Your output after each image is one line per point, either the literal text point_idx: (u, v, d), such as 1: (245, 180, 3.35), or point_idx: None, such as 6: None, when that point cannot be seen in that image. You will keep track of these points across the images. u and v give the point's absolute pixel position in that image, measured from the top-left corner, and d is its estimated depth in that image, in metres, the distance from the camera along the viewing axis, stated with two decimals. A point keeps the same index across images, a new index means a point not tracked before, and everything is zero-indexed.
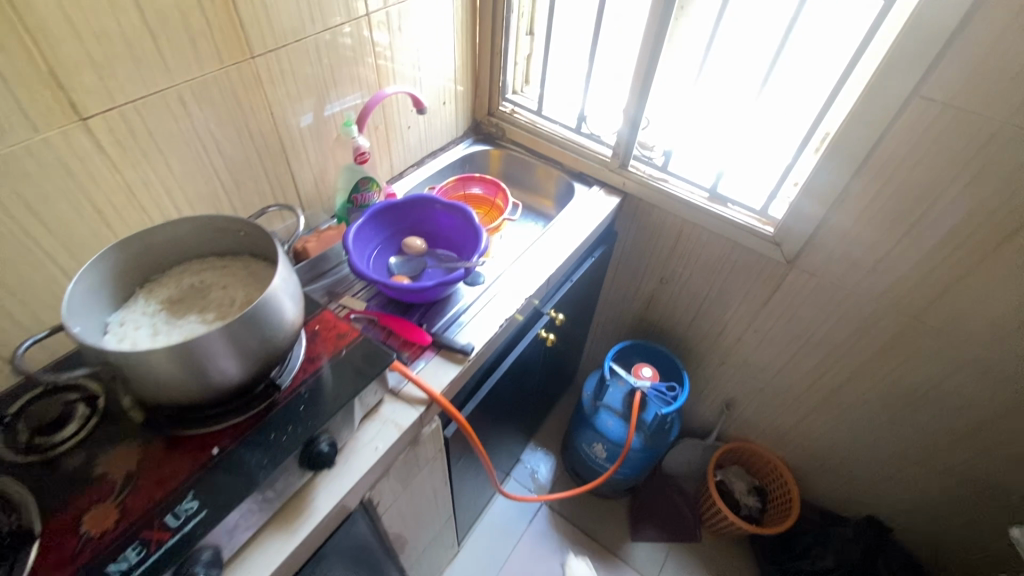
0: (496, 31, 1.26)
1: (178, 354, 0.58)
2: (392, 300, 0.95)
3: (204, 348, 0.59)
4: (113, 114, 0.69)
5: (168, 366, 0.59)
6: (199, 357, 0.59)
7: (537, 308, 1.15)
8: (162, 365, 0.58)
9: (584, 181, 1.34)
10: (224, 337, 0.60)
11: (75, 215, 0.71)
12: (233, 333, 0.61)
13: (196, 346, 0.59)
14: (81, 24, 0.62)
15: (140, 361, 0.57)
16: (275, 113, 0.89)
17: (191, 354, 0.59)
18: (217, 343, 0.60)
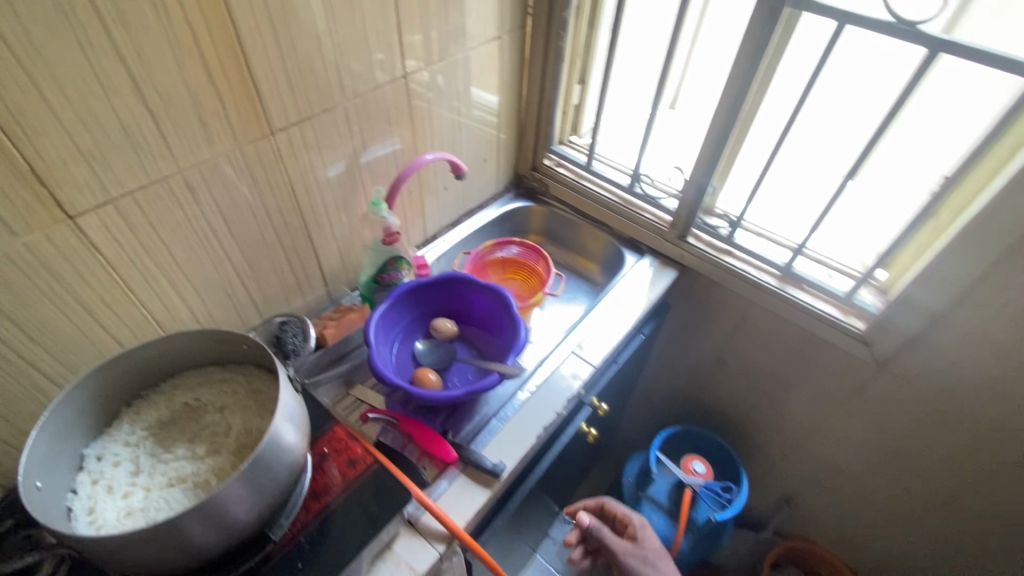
0: (545, 84, 1.15)
1: (150, 537, 0.47)
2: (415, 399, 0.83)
3: (180, 527, 0.49)
4: (107, 209, 0.60)
5: (138, 548, 0.48)
6: (174, 537, 0.49)
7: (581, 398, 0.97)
8: (131, 549, 0.48)
9: (636, 248, 1.20)
10: (207, 507, 0.50)
11: (64, 320, 0.62)
12: (217, 502, 0.51)
13: (171, 527, 0.48)
14: (70, 115, 0.53)
15: (104, 544, 0.47)
16: (297, 189, 0.80)
17: (165, 535, 0.48)
18: (196, 519, 0.49)
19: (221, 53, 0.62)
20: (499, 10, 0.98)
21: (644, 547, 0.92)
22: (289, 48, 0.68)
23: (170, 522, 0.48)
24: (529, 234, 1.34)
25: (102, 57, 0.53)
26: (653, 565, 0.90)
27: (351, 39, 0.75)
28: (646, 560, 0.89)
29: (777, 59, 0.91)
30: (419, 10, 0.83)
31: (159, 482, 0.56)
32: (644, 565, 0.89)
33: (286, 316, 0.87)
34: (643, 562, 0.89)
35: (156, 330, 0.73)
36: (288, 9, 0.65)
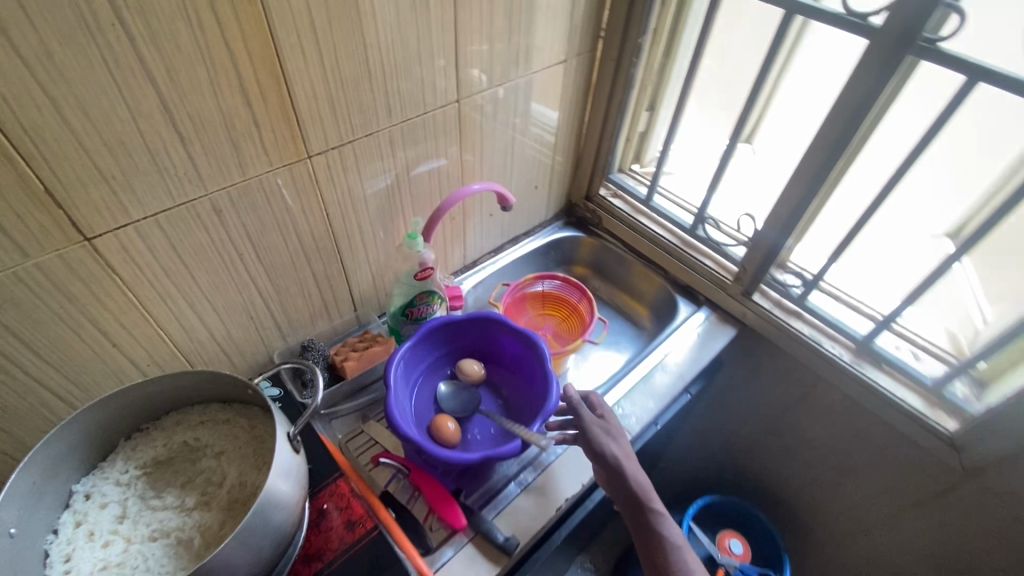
0: (611, 112, 1.06)
1: None
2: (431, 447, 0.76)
3: None
4: (127, 232, 0.57)
5: None
6: None
7: None
8: None
9: (692, 298, 1.10)
10: None
11: (75, 340, 0.60)
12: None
13: None
14: (92, 136, 0.50)
15: None
16: (332, 213, 0.75)
17: None
18: None
19: (261, 74, 0.57)
20: (569, 32, 0.91)
21: (609, 423, 0.75)
22: (335, 70, 0.63)
23: None
24: (576, 266, 1.26)
25: (130, 77, 0.49)
26: (614, 435, 0.73)
27: (404, 62, 0.69)
28: (609, 433, 0.73)
29: (886, 110, 0.78)
30: (481, 32, 0.76)
31: (142, 534, 0.52)
32: (608, 437, 0.72)
33: (307, 340, 0.84)
34: (606, 432, 0.73)
35: (173, 351, 0.69)
36: (337, 30, 0.60)
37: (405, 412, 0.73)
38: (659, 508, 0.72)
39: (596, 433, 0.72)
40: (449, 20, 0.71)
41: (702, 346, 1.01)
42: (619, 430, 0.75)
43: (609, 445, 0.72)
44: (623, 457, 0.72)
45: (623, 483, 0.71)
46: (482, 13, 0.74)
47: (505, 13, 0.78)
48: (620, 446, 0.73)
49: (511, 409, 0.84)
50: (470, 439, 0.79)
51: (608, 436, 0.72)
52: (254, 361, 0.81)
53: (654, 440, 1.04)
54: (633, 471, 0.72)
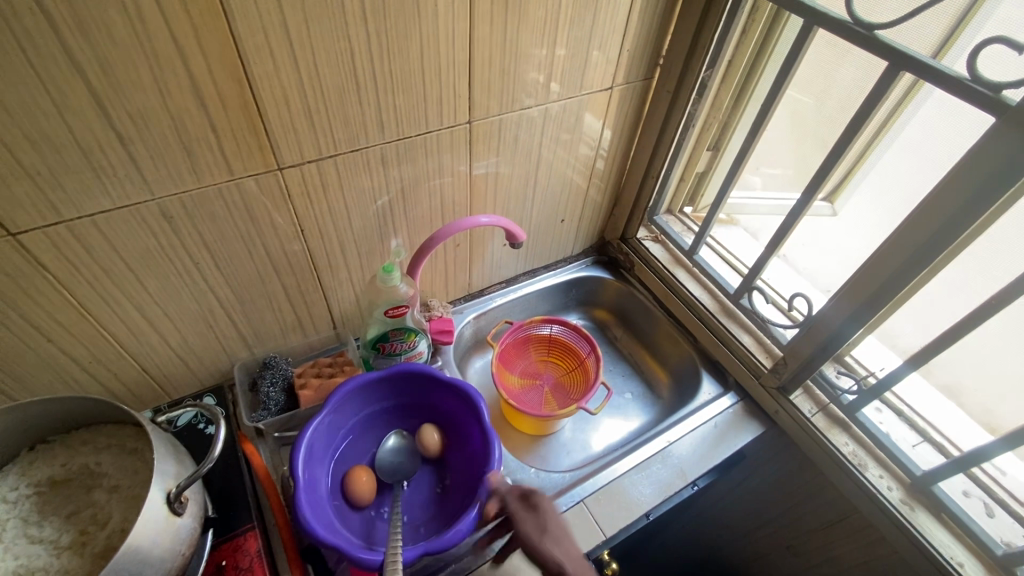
0: (661, 149, 0.92)
1: None
2: (341, 499, 0.69)
3: None
4: (61, 230, 0.52)
5: None
6: None
7: (582, 555, 0.72)
8: None
9: (720, 376, 0.94)
10: None
11: (4, 333, 0.56)
12: None
13: None
14: (12, 127, 0.44)
15: None
16: (308, 229, 0.68)
17: None
18: None
19: (220, 76, 0.50)
20: (620, 56, 0.78)
21: (547, 520, 0.61)
22: (314, 79, 0.55)
23: None
24: (598, 309, 1.13)
25: (55, 68, 0.43)
26: (553, 532, 0.60)
27: (402, 75, 0.60)
28: (544, 532, 0.60)
29: (1003, 211, 0.60)
30: (504, 48, 0.66)
31: (5, 567, 0.47)
32: (539, 538, 0.60)
33: (271, 356, 0.78)
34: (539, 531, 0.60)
35: (120, 350, 0.65)
36: (317, 33, 0.52)
37: (324, 439, 0.69)
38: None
39: (525, 535, 0.60)
40: (462, 32, 0.61)
41: (719, 439, 0.86)
42: (563, 531, 0.61)
43: (542, 544, 0.59)
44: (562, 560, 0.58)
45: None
46: (507, 27, 0.64)
47: (536, 30, 0.67)
48: (560, 545, 0.59)
49: (437, 506, 0.71)
50: (379, 510, 0.70)
51: (540, 536, 0.60)
52: (214, 368, 0.76)
53: (648, 534, 0.89)
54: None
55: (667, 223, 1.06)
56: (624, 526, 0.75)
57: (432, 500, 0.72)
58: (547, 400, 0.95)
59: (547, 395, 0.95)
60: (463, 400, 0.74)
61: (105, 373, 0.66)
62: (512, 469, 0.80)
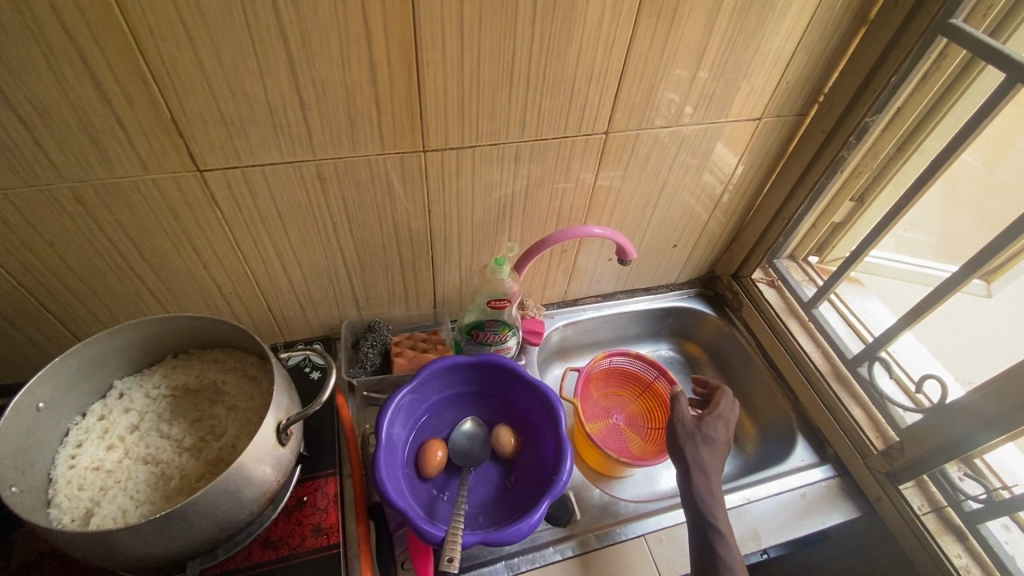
0: (799, 191, 0.86)
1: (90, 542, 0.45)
2: (414, 470, 0.72)
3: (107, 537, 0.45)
4: (235, 173, 0.59)
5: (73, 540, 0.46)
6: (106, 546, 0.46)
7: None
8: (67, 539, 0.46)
9: (819, 445, 0.86)
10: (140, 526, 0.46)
11: (174, 254, 0.65)
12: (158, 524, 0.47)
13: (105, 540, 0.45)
14: (219, 81, 0.51)
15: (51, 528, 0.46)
16: (435, 211, 0.72)
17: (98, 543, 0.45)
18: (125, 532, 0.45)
19: (393, 58, 0.54)
20: (774, 89, 0.74)
21: (706, 428, 0.72)
22: (474, 70, 0.58)
23: (99, 537, 0.45)
24: (692, 344, 1.08)
25: (262, 34, 0.49)
26: (708, 437, 0.71)
27: (552, 78, 0.62)
28: (700, 434, 0.71)
29: None
30: (657, 65, 0.65)
31: (138, 453, 0.55)
32: (691, 442, 0.70)
33: (375, 320, 0.84)
34: (694, 433, 0.70)
35: (255, 287, 0.73)
36: (486, 28, 0.55)
37: (410, 407, 0.73)
38: (723, 531, 0.64)
39: (681, 428, 0.71)
40: (621, 43, 0.61)
41: (804, 511, 0.79)
42: (715, 436, 0.72)
43: (691, 450, 0.69)
44: (699, 468, 0.68)
45: (688, 501, 0.67)
46: (666, 44, 0.63)
47: (694, 49, 0.65)
48: (708, 453, 0.70)
49: (500, 500, 0.72)
50: (445, 488, 0.72)
51: (692, 442, 0.70)
52: (326, 320, 0.83)
53: None
54: (710, 485, 0.67)
55: (788, 269, 1.00)
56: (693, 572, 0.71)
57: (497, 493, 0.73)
58: (629, 438, 0.90)
59: (626, 432, 0.91)
60: (544, 404, 0.74)
61: (239, 305, 0.74)
62: (579, 486, 0.80)
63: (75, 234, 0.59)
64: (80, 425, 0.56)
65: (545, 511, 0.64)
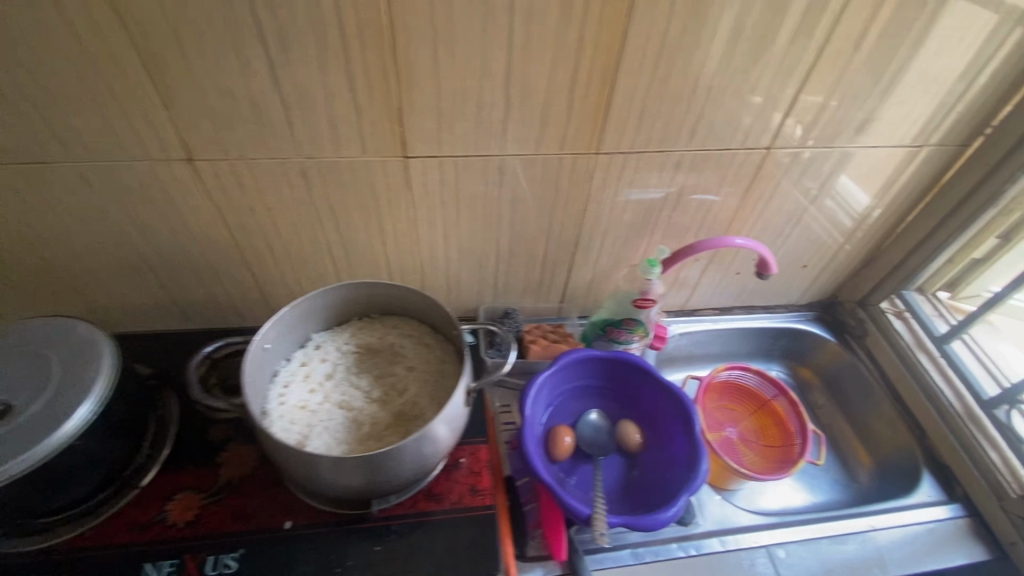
0: (950, 222, 0.85)
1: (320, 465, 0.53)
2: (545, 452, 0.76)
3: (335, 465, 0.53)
4: (434, 161, 0.66)
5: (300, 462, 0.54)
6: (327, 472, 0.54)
7: None
8: (295, 460, 0.54)
9: (945, 483, 0.84)
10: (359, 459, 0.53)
11: (361, 227, 0.73)
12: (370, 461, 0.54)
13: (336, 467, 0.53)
14: (447, 78, 0.58)
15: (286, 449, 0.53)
16: (589, 209, 0.77)
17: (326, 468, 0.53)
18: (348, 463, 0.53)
19: (596, 66, 0.59)
20: (941, 119, 0.74)
21: None
22: (664, 82, 0.63)
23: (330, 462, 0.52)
24: (803, 368, 1.07)
25: (494, 40, 0.55)
26: None
27: (731, 92, 0.66)
28: None
29: None
30: (832, 85, 0.67)
31: (335, 398, 0.62)
32: None
33: (511, 307, 0.90)
34: None
35: (416, 265, 0.81)
36: (684, 43, 0.59)
37: (546, 391, 0.78)
38: None
39: None
40: (803, 64, 0.64)
41: (930, 548, 0.76)
42: None
43: None
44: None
45: None
46: (847, 65, 0.65)
47: (871, 75, 0.67)
48: None
49: (623, 492, 0.76)
50: (571, 473, 0.76)
51: None
52: (467, 302, 0.90)
53: None
54: None
55: (919, 303, 0.97)
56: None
57: (619, 485, 0.76)
58: (742, 451, 0.90)
59: (739, 446, 0.91)
60: (674, 406, 0.76)
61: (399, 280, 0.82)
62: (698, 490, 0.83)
63: (290, 202, 0.68)
64: (286, 368, 0.65)
65: (679, 509, 0.66)
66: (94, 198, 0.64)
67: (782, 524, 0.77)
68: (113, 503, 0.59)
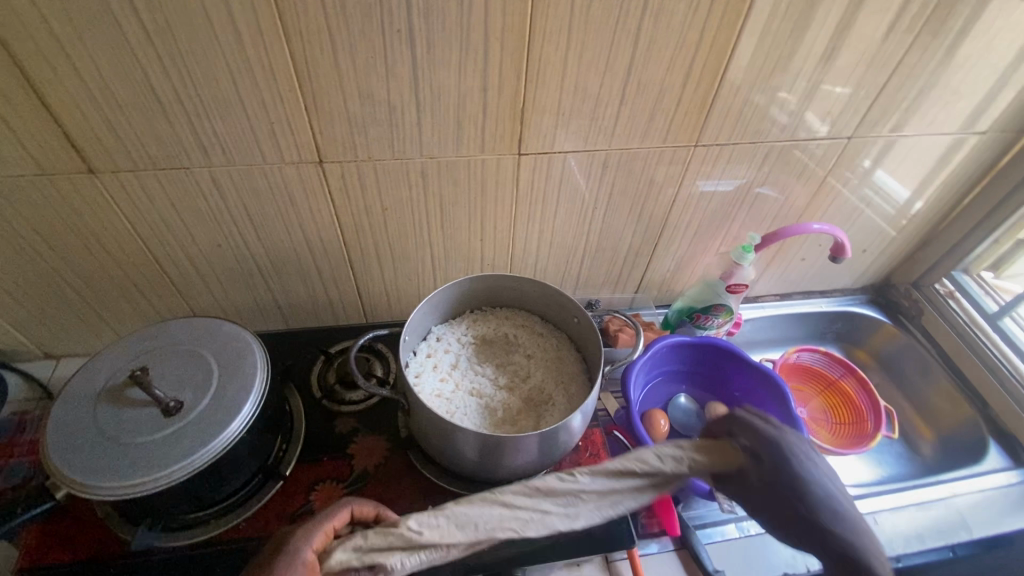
0: (1007, 205, 0.90)
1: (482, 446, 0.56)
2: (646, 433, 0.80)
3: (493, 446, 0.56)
4: (545, 158, 0.69)
5: (459, 444, 0.57)
6: (484, 452, 0.57)
7: None
8: (452, 443, 0.57)
9: (1012, 451, 0.89)
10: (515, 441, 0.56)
11: (465, 224, 0.76)
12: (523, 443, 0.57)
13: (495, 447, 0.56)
14: (572, 77, 0.61)
15: (446, 431, 0.56)
16: (677, 201, 0.80)
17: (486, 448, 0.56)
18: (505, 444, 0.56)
19: (708, 63, 0.63)
20: (1007, 106, 0.79)
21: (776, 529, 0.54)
22: (766, 77, 0.67)
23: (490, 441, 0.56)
24: (858, 350, 1.13)
25: (621, 40, 0.59)
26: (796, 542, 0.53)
27: (824, 85, 0.70)
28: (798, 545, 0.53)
29: None
30: (913, 78, 0.72)
31: (466, 386, 0.66)
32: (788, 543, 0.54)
33: (591, 300, 0.93)
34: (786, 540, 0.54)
35: (509, 260, 0.84)
36: (789, 40, 0.63)
37: (642, 377, 0.82)
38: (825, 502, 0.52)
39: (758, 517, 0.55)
40: (892, 58, 0.69)
41: (1008, 511, 0.81)
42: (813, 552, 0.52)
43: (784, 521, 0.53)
44: (780, 440, 0.55)
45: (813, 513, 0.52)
46: (931, 58, 0.70)
47: (952, 68, 0.71)
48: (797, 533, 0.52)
49: None
50: None
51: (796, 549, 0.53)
52: None
53: None
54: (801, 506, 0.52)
55: (969, 282, 1.02)
56: (912, 553, 0.75)
57: None
58: (814, 429, 0.94)
59: (811, 424, 0.95)
60: (764, 385, 0.81)
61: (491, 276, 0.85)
62: None
63: (405, 202, 0.70)
64: (412, 360, 0.67)
65: None
66: (222, 201, 0.65)
67: (870, 496, 0.81)
68: (258, 497, 0.61)
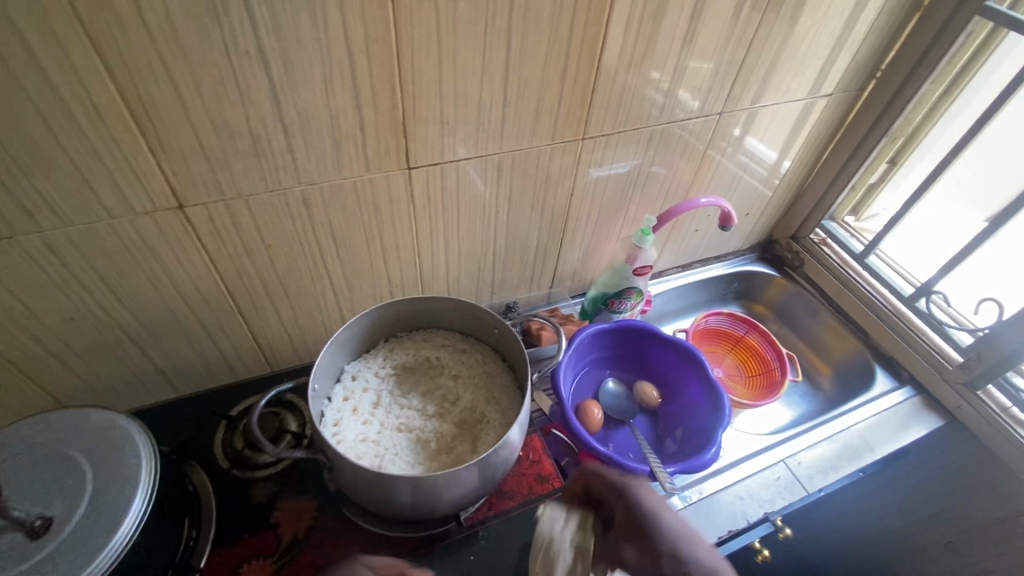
0: (857, 156, 1.00)
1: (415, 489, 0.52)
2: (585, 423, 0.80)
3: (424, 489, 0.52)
4: (437, 169, 0.66)
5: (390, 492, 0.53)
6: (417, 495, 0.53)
7: (763, 514, 0.78)
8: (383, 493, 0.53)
9: (894, 371, 1.00)
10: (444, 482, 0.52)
11: (364, 249, 0.71)
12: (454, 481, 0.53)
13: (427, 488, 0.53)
14: (450, 83, 0.58)
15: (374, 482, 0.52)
16: (575, 194, 0.81)
17: (419, 491, 0.52)
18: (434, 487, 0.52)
19: (583, 55, 0.63)
20: (844, 69, 0.88)
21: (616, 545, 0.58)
22: (638, 63, 0.68)
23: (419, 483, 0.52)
24: (756, 304, 1.22)
25: (494, 40, 0.57)
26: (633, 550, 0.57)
27: (692, 65, 0.73)
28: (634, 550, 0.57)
29: None
30: (765, 52, 0.77)
31: (392, 423, 0.62)
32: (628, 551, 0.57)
33: (510, 303, 0.92)
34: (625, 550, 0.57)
35: (419, 278, 0.80)
36: (654, 27, 0.65)
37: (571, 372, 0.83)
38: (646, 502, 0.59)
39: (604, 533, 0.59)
40: (747, 34, 0.73)
41: (898, 426, 0.91)
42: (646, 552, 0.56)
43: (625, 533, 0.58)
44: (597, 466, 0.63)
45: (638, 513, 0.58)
46: (778, 32, 0.75)
47: (797, 39, 0.78)
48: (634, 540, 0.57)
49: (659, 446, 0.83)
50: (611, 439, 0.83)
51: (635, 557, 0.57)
52: None
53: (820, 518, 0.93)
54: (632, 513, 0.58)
55: (837, 228, 1.12)
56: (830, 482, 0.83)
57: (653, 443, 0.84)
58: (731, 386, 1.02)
59: (728, 382, 1.03)
60: (682, 356, 0.84)
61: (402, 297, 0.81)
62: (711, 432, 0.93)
63: (292, 236, 0.64)
64: (329, 408, 0.62)
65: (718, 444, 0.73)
66: (67, 271, 0.56)
67: (789, 438, 0.88)
68: None
